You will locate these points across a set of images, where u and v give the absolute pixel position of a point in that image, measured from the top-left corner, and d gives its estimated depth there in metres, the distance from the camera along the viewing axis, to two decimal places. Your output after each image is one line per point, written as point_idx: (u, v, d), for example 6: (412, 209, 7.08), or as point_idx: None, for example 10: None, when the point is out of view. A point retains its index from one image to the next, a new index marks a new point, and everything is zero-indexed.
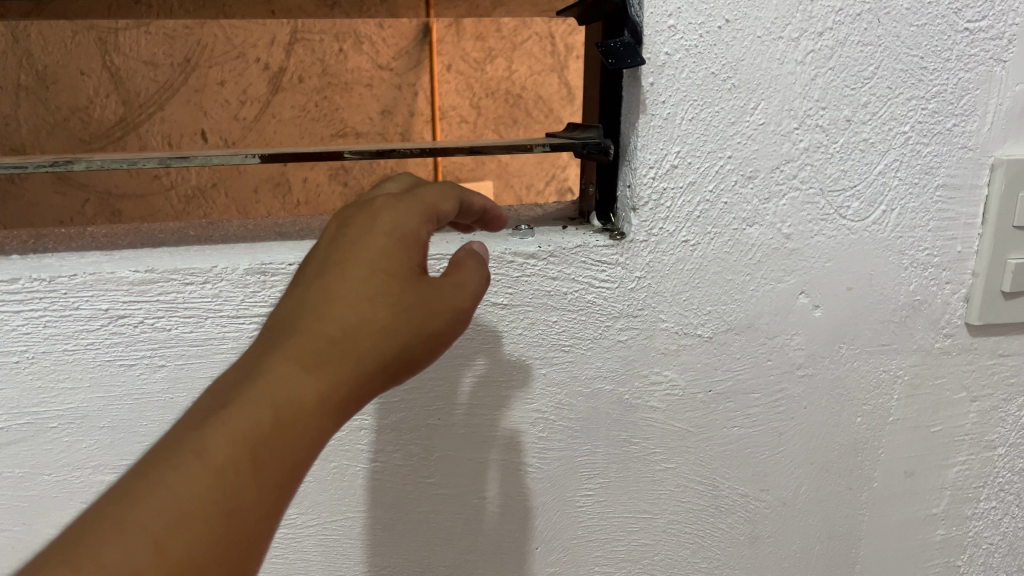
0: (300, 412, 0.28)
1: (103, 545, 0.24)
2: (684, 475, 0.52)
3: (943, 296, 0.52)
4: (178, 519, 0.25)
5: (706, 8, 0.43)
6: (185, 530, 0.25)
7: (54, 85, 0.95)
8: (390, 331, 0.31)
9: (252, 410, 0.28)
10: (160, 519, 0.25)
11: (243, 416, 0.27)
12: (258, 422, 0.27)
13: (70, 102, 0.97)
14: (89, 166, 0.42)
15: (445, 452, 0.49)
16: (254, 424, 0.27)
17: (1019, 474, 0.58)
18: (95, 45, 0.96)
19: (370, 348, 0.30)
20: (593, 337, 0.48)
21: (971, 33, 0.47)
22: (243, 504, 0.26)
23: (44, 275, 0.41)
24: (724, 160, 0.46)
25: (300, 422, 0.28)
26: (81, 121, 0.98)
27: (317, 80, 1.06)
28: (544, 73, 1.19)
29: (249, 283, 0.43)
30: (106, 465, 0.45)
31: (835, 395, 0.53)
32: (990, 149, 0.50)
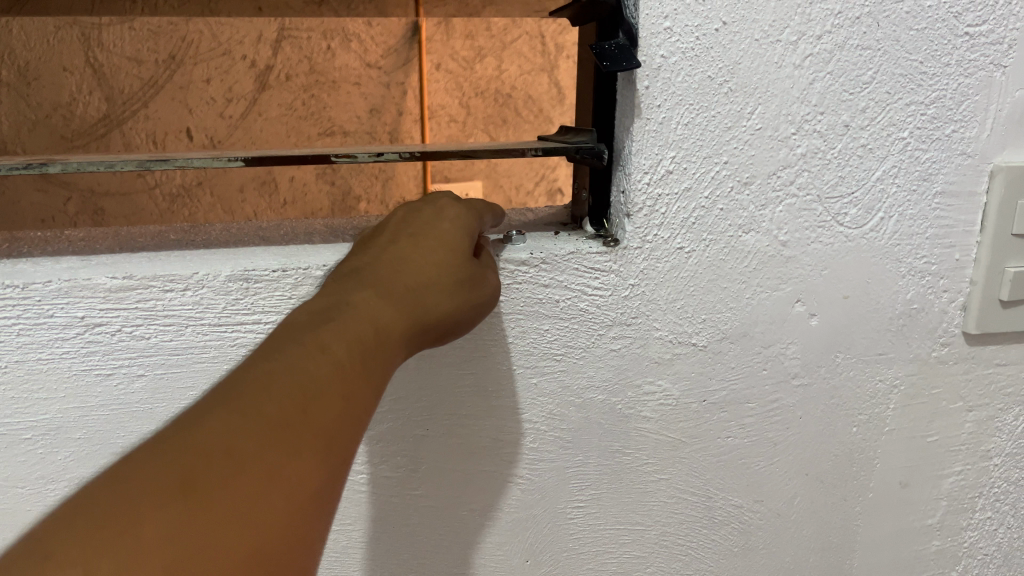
0: (391, 339, 0.33)
1: (263, 401, 0.27)
2: (677, 486, 0.51)
3: (940, 305, 0.51)
4: (315, 392, 0.28)
5: (704, 10, 0.42)
6: (323, 402, 0.28)
7: (35, 82, 0.93)
8: (461, 289, 0.37)
9: (354, 324, 0.32)
10: (303, 390, 0.28)
11: (356, 322, 0.32)
12: (367, 331, 0.32)
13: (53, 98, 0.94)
14: (64, 168, 0.41)
15: (433, 463, 0.48)
16: (364, 332, 0.32)
17: (1015, 484, 0.57)
18: (78, 41, 0.92)
19: (443, 304, 0.36)
20: (586, 346, 0.47)
21: (972, 37, 0.46)
22: (358, 398, 0.30)
23: (17, 281, 0.39)
24: (720, 165, 0.45)
25: (393, 343, 0.33)
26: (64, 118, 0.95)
27: (304, 77, 1.04)
28: (535, 73, 1.17)
29: (232, 291, 0.41)
30: (82, 477, 0.44)
31: (831, 405, 0.52)
32: (989, 156, 0.49)
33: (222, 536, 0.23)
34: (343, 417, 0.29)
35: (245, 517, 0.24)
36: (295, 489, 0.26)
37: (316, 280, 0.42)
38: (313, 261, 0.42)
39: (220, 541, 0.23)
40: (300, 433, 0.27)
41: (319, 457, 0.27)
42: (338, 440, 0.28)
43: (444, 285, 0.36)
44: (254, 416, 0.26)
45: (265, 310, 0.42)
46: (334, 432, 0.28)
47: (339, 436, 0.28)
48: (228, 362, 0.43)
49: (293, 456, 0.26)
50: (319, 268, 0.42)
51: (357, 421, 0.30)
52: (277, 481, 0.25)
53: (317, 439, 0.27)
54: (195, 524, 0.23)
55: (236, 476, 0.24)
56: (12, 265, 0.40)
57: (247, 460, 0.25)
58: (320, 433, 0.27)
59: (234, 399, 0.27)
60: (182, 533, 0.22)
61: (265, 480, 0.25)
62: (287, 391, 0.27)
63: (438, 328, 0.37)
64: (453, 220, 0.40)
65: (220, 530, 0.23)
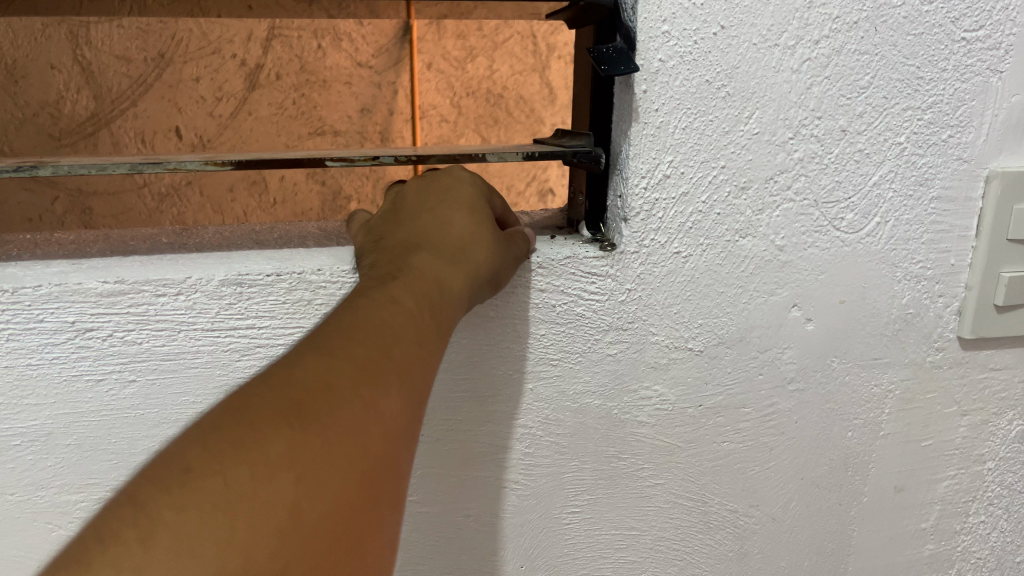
0: (454, 297, 0.36)
1: (353, 347, 0.29)
2: (672, 491, 0.51)
3: (935, 310, 0.51)
4: (393, 341, 0.31)
5: (702, 14, 0.42)
6: (401, 350, 0.31)
7: (23, 80, 0.92)
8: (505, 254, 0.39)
9: (417, 283, 0.35)
10: (383, 339, 0.31)
11: (420, 283, 0.35)
12: (432, 289, 0.35)
13: (41, 96, 0.93)
14: (55, 171, 0.40)
15: (428, 469, 0.47)
16: (430, 291, 0.35)
17: (1008, 488, 0.58)
18: (67, 40, 0.91)
19: (491, 264, 0.38)
20: (582, 351, 0.46)
21: (969, 42, 0.46)
22: (429, 348, 0.33)
23: (6, 286, 0.39)
24: (718, 170, 0.45)
25: (456, 301, 0.36)
26: (51, 117, 0.94)
27: (294, 76, 1.03)
28: (526, 73, 1.16)
29: (225, 295, 0.41)
30: (72, 484, 0.43)
31: (827, 409, 0.52)
32: (984, 162, 0.49)
33: (337, 457, 0.26)
34: (419, 363, 0.32)
35: (351, 440, 0.27)
36: (389, 421, 0.29)
37: (311, 285, 0.42)
38: (308, 265, 0.42)
39: (335, 460, 0.26)
40: (387, 373, 0.29)
41: (405, 396, 0.30)
42: (418, 383, 0.31)
43: (492, 247, 0.39)
44: (347, 359, 0.29)
45: (258, 315, 0.42)
46: (413, 375, 0.31)
47: (417, 381, 0.31)
48: (221, 367, 0.42)
49: (384, 391, 0.29)
50: (314, 272, 0.41)
51: (430, 367, 0.33)
52: (374, 413, 0.28)
53: (401, 379, 0.30)
54: (312, 444, 0.25)
55: (341, 407, 0.27)
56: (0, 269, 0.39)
57: (346, 393, 0.28)
58: (404, 375, 0.30)
59: (328, 347, 0.29)
60: (302, 452, 0.25)
61: (365, 411, 0.28)
62: (369, 341, 0.30)
63: (485, 291, 0.39)
64: (476, 195, 0.42)
65: (334, 451, 0.26)
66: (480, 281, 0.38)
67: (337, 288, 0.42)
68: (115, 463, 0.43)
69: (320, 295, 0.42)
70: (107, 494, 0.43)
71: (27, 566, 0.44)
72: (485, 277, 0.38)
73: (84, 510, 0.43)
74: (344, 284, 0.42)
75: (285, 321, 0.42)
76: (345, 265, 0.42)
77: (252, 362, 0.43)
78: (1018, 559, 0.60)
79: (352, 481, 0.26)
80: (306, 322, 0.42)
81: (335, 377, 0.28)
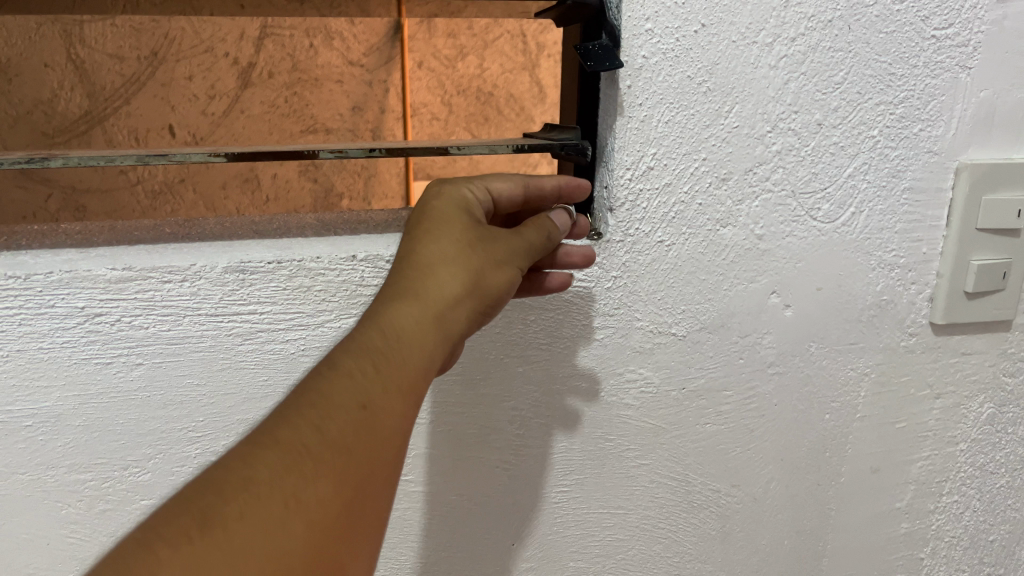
0: (419, 340, 0.35)
1: (285, 434, 0.29)
2: (657, 471, 0.53)
3: (908, 296, 0.53)
4: (333, 414, 0.30)
5: (683, 12, 0.44)
6: (342, 425, 0.30)
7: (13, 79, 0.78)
8: (483, 267, 0.38)
9: (370, 338, 0.33)
10: (320, 415, 0.30)
11: (375, 337, 0.34)
12: (387, 340, 0.34)
13: (31, 95, 0.80)
14: (66, 162, 0.42)
15: (424, 450, 0.49)
16: (385, 345, 0.34)
17: (980, 469, 0.60)
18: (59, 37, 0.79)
19: (456, 290, 0.37)
20: (570, 336, 0.49)
21: (938, 40, 0.48)
22: (384, 413, 0.32)
23: (19, 272, 0.41)
24: (699, 162, 0.47)
25: (420, 344, 0.35)
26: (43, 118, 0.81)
27: (287, 75, 0.94)
28: (516, 71, 1.12)
29: (228, 282, 0.43)
30: (81, 463, 0.45)
31: (805, 392, 0.54)
32: (954, 154, 0.51)
33: (249, 566, 0.25)
34: (366, 434, 0.31)
35: (266, 544, 0.26)
36: (318, 513, 0.28)
37: (310, 272, 0.44)
38: (307, 252, 0.44)
39: (246, 570, 0.25)
40: (318, 458, 0.29)
41: (341, 479, 0.29)
42: (365, 458, 0.30)
43: (459, 273, 0.37)
44: (277, 449, 0.28)
45: (260, 301, 0.44)
46: (358, 450, 0.30)
47: (362, 455, 0.30)
48: (223, 351, 0.44)
49: (312, 480, 0.28)
50: (313, 259, 0.43)
51: (385, 433, 0.32)
52: (298, 508, 0.27)
53: (339, 459, 0.29)
54: (216, 558, 0.25)
55: (258, 507, 0.26)
56: (13, 256, 0.41)
57: (266, 491, 0.27)
58: (342, 454, 0.30)
59: (263, 436, 0.29)
60: (205, 566, 0.24)
61: (286, 509, 0.27)
62: (306, 424, 0.29)
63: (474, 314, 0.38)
64: (470, 204, 0.41)
65: (243, 560, 0.25)
66: (456, 308, 0.37)
67: (335, 274, 0.44)
68: (122, 443, 0.45)
69: (318, 281, 0.44)
70: (114, 473, 0.45)
71: (36, 544, 0.46)
72: (459, 309, 0.37)
73: (92, 488, 0.45)
74: (341, 271, 0.44)
75: (285, 307, 0.44)
76: (343, 253, 0.44)
77: (254, 345, 0.44)
78: (990, 538, 0.62)
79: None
80: (305, 308, 0.44)
81: (257, 473, 0.27)
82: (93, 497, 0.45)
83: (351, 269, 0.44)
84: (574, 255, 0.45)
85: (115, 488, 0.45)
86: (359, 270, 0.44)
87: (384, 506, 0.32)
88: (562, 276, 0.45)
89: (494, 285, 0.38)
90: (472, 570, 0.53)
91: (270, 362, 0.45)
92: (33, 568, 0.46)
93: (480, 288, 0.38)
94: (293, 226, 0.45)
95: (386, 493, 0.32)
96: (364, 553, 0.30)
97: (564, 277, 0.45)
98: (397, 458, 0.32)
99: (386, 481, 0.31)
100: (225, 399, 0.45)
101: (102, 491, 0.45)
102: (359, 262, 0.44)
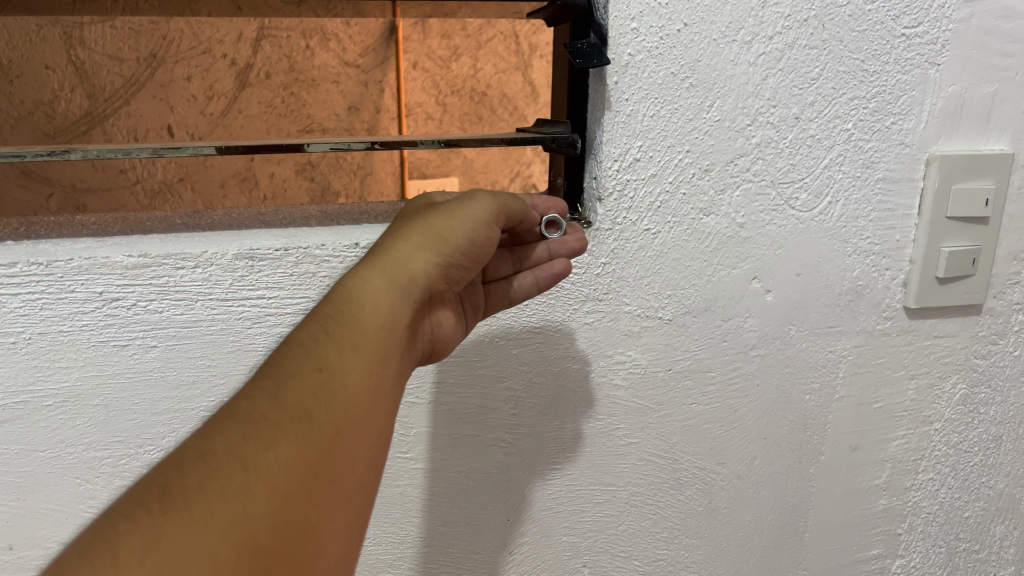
0: (374, 300, 0.37)
1: (243, 408, 0.32)
2: (645, 449, 0.56)
3: (883, 282, 0.56)
4: (286, 384, 0.33)
5: (666, 12, 0.46)
6: (297, 391, 0.33)
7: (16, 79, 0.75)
8: (435, 223, 0.40)
9: (329, 315, 0.36)
10: (273, 388, 0.33)
11: (330, 310, 0.37)
12: (342, 308, 0.37)
13: (33, 95, 0.76)
14: (84, 155, 0.45)
15: (424, 429, 0.52)
16: (339, 313, 0.37)
17: (954, 448, 0.63)
18: (60, 40, 0.76)
19: (412, 250, 0.39)
20: (562, 319, 0.51)
21: (908, 38, 0.51)
22: (342, 376, 0.35)
23: (41, 259, 0.43)
24: (683, 154, 0.49)
25: (377, 303, 0.37)
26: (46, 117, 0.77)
27: (284, 76, 0.92)
28: (510, 71, 1.10)
29: (238, 268, 0.45)
30: (99, 441, 0.47)
31: (786, 373, 0.56)
32: (925, 146, 0.54)
33: (208, 525, 0.28)
34: (323, 395, 0.34)
35: (225, 503, 0.29)
36: (278, 472, 0.31)
37: (315, 259, 0.46)
38: (312, 240, 0.46)
39: (206, 532, 0.28)
40: (273, 423, 0.32)
41: (299, 438, 0.32)
42: (324, 418, 0.33)
43: (411, 236, 0.40)
44: (235, 421, 0.31)
45: (268, 286, 0.46)
46: (315, 412, 0.33)
47: (321, 417, 0.33)
48: (233, 334, 0.47)
49: (268, 443, 0.31)
50: (318, 247, 0.46)
51: (344, 395, 0.34)
52: (257, 467, 0.30)
53: (294, 420, 0.32)
54: (175, 525, 0.27)
55: (217, 474, 0.29)
56: (34, 244, 0.43)
57: (223, 458, 0.30)
58: (299, 415, 0.32)
59: (225, 412, 0.32)
60: (165, 532, 0.27)
61: (243, 472, 0.30)
62: (262, 396, 0.33)
63: (439, 268, 0.40)
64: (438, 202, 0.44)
65: (202, 521, 0.28)
66: (413, 260, 0.39)
67: (338, 261, 0.47)
68: (137, 422, 0.47)
69: (323, 268, 0.47)
70: (130, 450, 0.48)
71: (55, 518, 0.48)
72: (418, 265, 0.39)
73: (108, 465, 0.48)
74: (345, 258, 0.47)
75: (292, 292, 0.47)
76: (346, 241, 0.47)
77: (262, 329, 0.47)
78: (965, 515, 0.65)
79: (231, 543, 0.28)
80: (311, 293, 0.47)
81: (216, 445, 0.30)
82: (110, 473, 0.48)
83: (354, 256, 0.47)
84: (568, 240, 0.46)
85: (131, 465, 0.48)
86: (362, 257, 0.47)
87: (358, 465, 0.35)
88: (562, 262, 0.46)
89: (453, 233, 0.40)
90: (469, 544, 0.56)
91: (277, 344, 0.48)
92: (52, 542, 0.48)
93: (435, 238, 0.40)
94: (298, 216, 0.48)
95: (356, 452, 0.34)
96: (335, 509, 0.33)
97: (565, 263, 0.46)
98: (364, 419, 0.35)
99: (353, 441, 0.34)
100: (234, 379, 0.48)
101: (118, 468, 0.48)
102: (362, 249, 0.47)
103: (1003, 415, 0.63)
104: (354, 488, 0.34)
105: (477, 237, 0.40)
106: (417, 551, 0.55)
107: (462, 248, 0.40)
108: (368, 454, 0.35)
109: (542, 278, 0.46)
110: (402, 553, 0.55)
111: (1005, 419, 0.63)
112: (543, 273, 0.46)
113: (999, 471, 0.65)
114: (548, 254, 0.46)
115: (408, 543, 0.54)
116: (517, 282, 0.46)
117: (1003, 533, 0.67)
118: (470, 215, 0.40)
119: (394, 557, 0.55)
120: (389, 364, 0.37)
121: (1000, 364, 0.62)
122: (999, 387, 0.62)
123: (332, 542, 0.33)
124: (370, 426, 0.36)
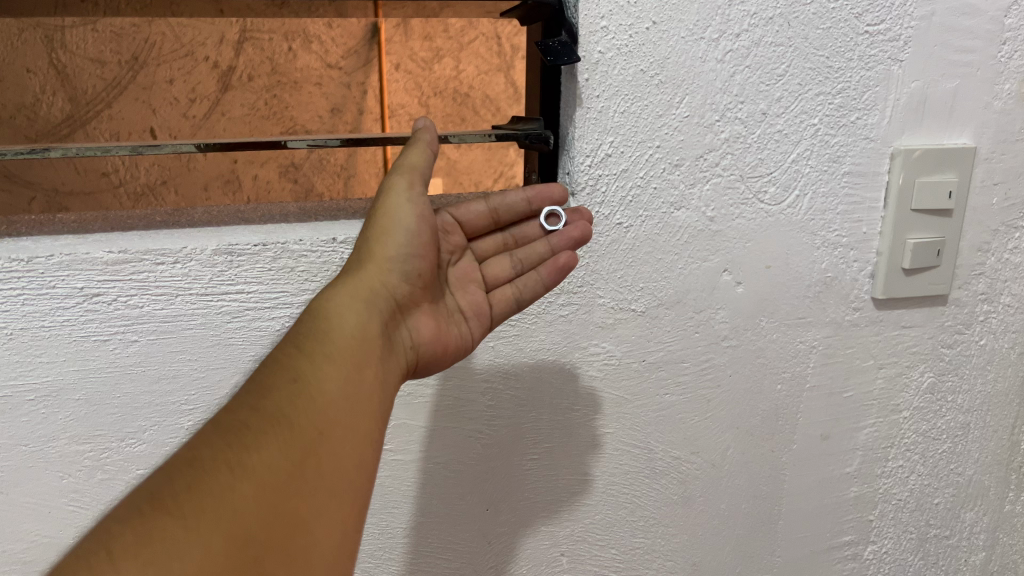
0: (342, 314, 0.40)
1: (225, 420, 0.34)
2: (620, 439, 0.57)
3: (851, 273, 0.58)
4: (266, 395, 0.35)
5: (635, 10, 0.48)
6: (277, 399, 0.35)
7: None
8: (378, 233, 0.43)
9: (300, 332, 0.39)
10: (254, 399, 0.35)
11: (302, 331, 0.39)
12: (315, 326, 0.39)
13: (16, 100, 0.74)
14: (65, 153, 0.46)
15: (402, 420, 0.53)
16: (311, 329, 0.39)
17: (923, 435, 0.64)
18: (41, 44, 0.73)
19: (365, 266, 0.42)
20: (537, 312, 0.52)
21: (872, 36, 0.53)
22: (318, 381, 0.36)
23: (22, 256, 0.44)
24: (654, 149, 0.51)
25: (344, 316, 0.40)
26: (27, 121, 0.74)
27: (266, 78, 0.87)
28: (492, 73, 1.04)
29: (217, 263, 0.46)
30: (80, 436, 0.48)
31: (757, 363, 0.58)
32: (889, 140, 0.55)
33: (200, 523, 0.30)
34: (303, 401, 0.35)
35: (214, 501, 0.30)
36: (263, 470, 0.32)
37: (293, 254, 0.47)
38: (290, 236, 0.47)
39: (198, 525, 0.29)
40: (254, 429, 0.33)
41: (281, 440, 0.34)
42: (304, 420, 0.35)
43: (362, 256, 0.42)
44: (218, 432, 0.33)
45: (246, 281, 0.47)
46: (297, 416, 0.35)
47: (301, 418, 0.35)
48: (213, 328, 0.48)
49: (251, 445, 0.33)
50: (296, 242, 0.47)
51: (325, 398, 0.36)
52: (242, 466, 0.32)
53: (275, 424, 0.34)
54: (168, 522, 0.29)
55: (205, 477, 0.31)
56: (15, 242, 0.44)
57: (208, 463, 0.32)
58: (279, 420, 0.34)
59: (209, 427, 0.34)
60: (155, 530, 0.29)
61: (227, 471, 0.32)
62: (244, 409, 0.35)
63: (395, 270, 0.43)
64: None
65: (193, 518, 0.30)
66: (366, 274, 0.42)
67: (317, 256, 0.48)
68: (119, 416, 0.48)
69: (301, 262, 0.48)
70: (112, 444, 0.48)
71: (39, 512, 0.49)
72: (375, 277, 0.42)
73: (91, 459, 0.48)
74: (323, 253, 0.48)
75: (270, 286, 0.48)
76: (323, 236, 0.48)
77: (242, 323, 0.48)
78: (935, 502, 0.67)
79: (222, 536, 0.30)
80: (290, 287, 0.48)
81: (202, 453, 0.32)
82: (92, 467, 0.49)
83: (332, 251, 0.48)
84: (572, 229, 0.46)
85: (113, 459, 0.49)
86: (340, 251, 0.48)
87: (350, 461, 0.36)
88: (567, 254, 0.46)
89: (395, 233, 0.42)
90: (450, 535, 0.56)
91: (257, 338, 0.48)
92: (36, 535, 0.49)
93: (378, 235, 0.42)
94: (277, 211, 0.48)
95: (345, 450, 0.36)
96: (330, 504, 0.34)
97: (571, 257, 0.46)
98: (349, 420, 0.37)
99: (341, 441, 0.36)
100: (215, 373, 0.49)
101: (101, 461, 0.49)
102: (339, 244, 0.48)
103: (970, 403, 0.65)
104: (348, 484, 0.36)
105: (416, 223, 0.43)
106: (397, 541, 0.56)
107: (418, 248, 0.43)
108: (361, 453, 0.37)
109: (546, 273, 0.46)
110: (382, 544, 0.55)
111: (973, 406, 0.65)
112: (546, 269, 0.46)
113: (968, 458, 0.66)
114: (550, 250, 0.47)
115: (388, 533, 0.55)
116: (522, 282, 0.47)
117: (973, 519, 0.69)
118: (404, 207, 0.43)
119: (375, 547, 0.55)
120: (370, 368, 0.39)
121: (966, 353, 0.63)
122: (966, 375, 0.64)
123: (329, 533, 0.34)
124: (358, 425, 0.37)
